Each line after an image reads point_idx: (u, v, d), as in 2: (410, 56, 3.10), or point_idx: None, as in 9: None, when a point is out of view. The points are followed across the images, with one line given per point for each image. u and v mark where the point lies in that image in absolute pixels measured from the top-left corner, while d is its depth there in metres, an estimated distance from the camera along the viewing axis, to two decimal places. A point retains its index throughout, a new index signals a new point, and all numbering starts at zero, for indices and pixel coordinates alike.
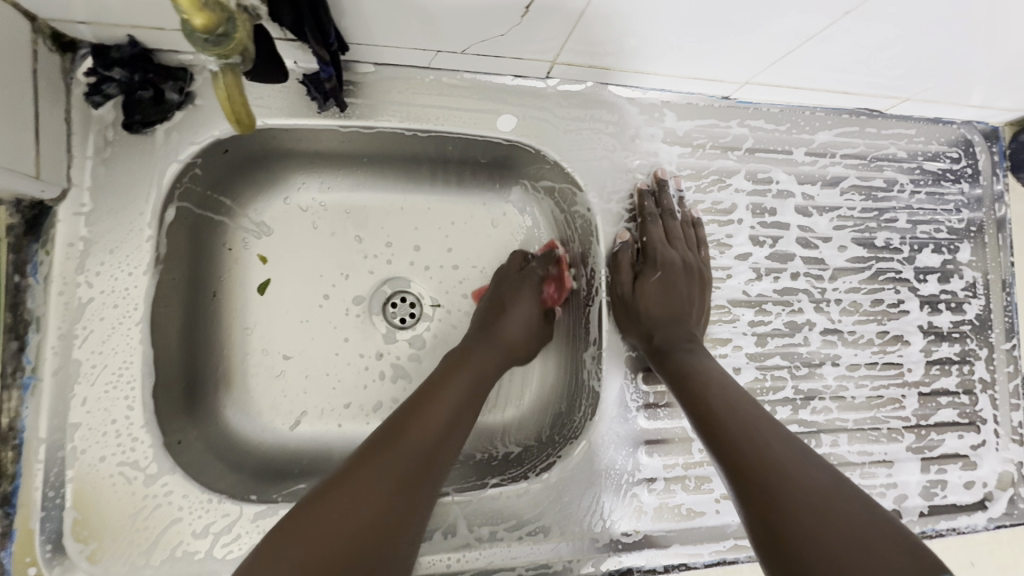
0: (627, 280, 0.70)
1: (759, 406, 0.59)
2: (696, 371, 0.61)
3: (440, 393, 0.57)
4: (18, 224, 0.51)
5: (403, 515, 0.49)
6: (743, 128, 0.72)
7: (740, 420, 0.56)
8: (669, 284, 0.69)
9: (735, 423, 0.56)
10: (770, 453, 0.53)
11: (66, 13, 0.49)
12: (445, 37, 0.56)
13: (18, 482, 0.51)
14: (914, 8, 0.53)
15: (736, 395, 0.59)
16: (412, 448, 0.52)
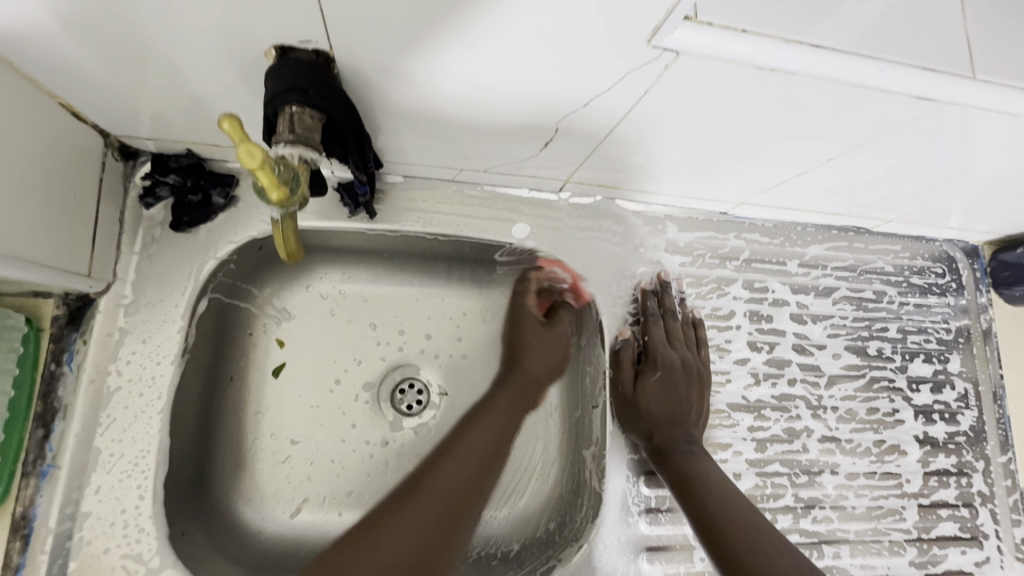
0: (629, 375, 0.73)
1: (747, 505, 0.62)
2: (695, 473, 0.64)
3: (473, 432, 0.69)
4: (62, 315, 0.55)
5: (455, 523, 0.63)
6: (740, 240, 0.78)
7: (729, 516, 0.60)
8: (670, 383, 0.71)
9: (724, 518, 0.60)
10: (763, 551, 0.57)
11: (136, 128, 0.55)
12: (467, 160, 0.63)
13: (19, 574, 0.50)
14: (891, 151, 0.59)
15: (725, 494, 0.62)
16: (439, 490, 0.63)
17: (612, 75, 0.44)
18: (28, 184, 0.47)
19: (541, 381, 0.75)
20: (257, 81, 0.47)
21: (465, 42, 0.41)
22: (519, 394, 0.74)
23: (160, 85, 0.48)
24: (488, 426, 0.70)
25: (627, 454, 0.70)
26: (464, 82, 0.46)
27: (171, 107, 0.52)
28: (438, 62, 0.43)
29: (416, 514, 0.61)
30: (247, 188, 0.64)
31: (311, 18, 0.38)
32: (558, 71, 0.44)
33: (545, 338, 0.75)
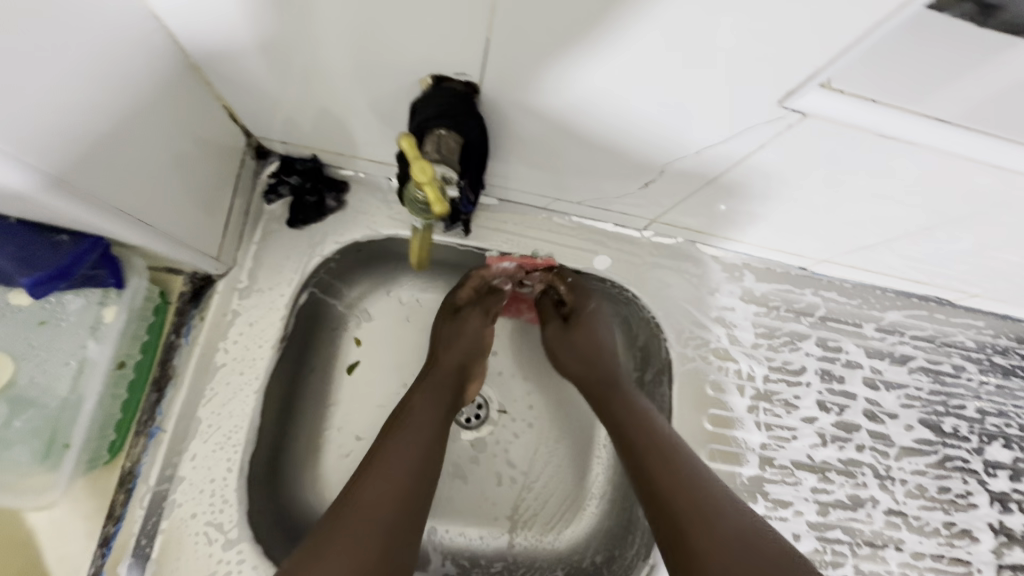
0: (557, 325, 0.72)
1: (681, 452, 0.59)
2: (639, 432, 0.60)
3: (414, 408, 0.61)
4: (187, 292, 0.61)
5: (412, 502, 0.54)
6: (816, 297, 0.78)
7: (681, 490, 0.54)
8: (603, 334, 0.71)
9: (694, 521, 0.52)
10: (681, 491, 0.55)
11: (275, 131, 0.62)
12: (563, 191, 0.66)
13: (119, 525, 0.55)
14: (991, 225, 0.59)
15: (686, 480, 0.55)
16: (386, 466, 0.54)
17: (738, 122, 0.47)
18: (189, 170, 0.53)
19: (460, 380, 0.67)
20: (401, 103, 0.52)
21: (598, 79, 0.45)
22: (446, 391, 0.65)
23: (312, 96, 0.53)
24: (416, 426, 0.59)
25: None
26: (584, 116, 0.50)
27: (310, 115, 0.58)
28: (570, 97, 0.47)
29: (371, 492, 0.52)
30: (356, 195, 0.69)
31: (478, 55, 0.43)
32: (679, 116, 0.48)
33: (452, 337, 0.69)
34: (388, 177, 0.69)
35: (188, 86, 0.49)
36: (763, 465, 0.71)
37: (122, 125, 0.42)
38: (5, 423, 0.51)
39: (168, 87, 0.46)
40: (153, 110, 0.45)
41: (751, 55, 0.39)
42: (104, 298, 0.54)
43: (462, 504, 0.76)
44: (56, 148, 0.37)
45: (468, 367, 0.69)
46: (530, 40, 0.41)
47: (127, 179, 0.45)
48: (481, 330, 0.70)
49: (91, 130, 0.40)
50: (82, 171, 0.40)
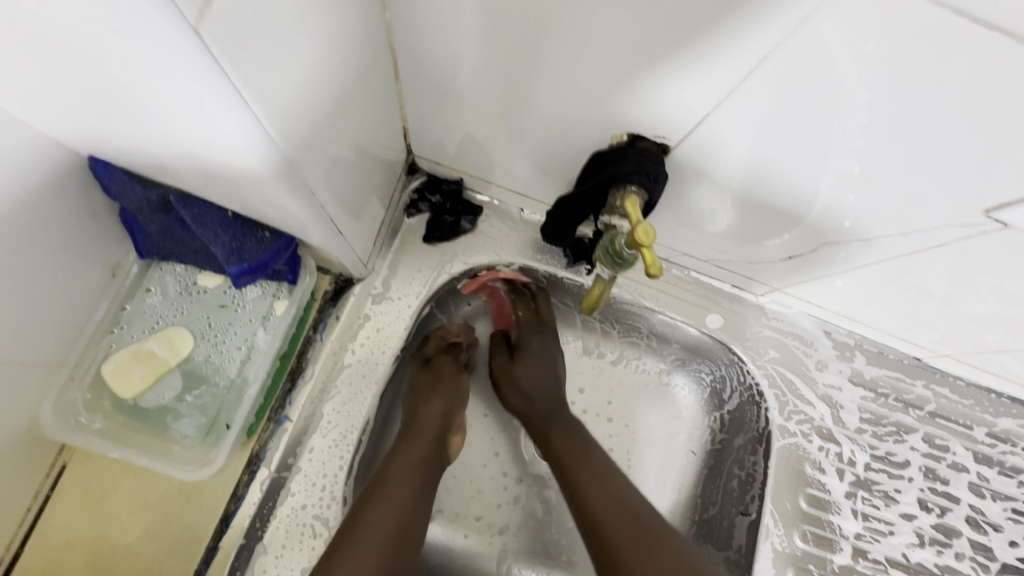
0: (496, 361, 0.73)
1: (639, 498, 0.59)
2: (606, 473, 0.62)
3: (409, 449, 0.61)
4: (329, 292, 0.64)
5: (411, 538, 0.55)
6: (928, 390, 0.75)
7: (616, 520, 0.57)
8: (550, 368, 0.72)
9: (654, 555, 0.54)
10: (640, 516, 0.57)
11: (430, 148, 0.65)
12: (696, 246, 0.67)
13: (239, 504, 0.57)
14: None
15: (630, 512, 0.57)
16: (389, 502, 0.56)
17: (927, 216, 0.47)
18: (359, 177, 0.55)
19: (444, 435, 0.65)
20: (576, 151, 0.54)
21: (768, 132, 0.44)
22: (428, 450, 0.62)
23: (487, 128, 0.57)
24: (394, 488, 0.57)
25: None
26: (755, 179, 0.51)
27: (471, 141, 0.60)
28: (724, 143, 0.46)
29: (371, 527, 0.53)
30: (488, 220, 0.72)
31: (688, 122, 0.45)
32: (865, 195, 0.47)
33: (433, 387, 0.67)
34: (520, 208, 0.71)
35: (382, 93, 0.51)
36: (855, 555, 0.69)
37: (337, 133, 0.44)
38: (178, 396, 0.54)
39: (371, 98, 0.49)
40: (356, 121, 0.47)
41: (985, 163, 0.39)
42: (278, 292, 0.57)
43: (536, 537, 0.76)
44: (306, 152, 0.39)
45: (449, 425, 0.66)
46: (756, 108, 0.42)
47: (330, 184, 0.47)
48: (458, 378, 0.69)
49: (322, 141, 0.42)
50: (312, 178, 0.43)
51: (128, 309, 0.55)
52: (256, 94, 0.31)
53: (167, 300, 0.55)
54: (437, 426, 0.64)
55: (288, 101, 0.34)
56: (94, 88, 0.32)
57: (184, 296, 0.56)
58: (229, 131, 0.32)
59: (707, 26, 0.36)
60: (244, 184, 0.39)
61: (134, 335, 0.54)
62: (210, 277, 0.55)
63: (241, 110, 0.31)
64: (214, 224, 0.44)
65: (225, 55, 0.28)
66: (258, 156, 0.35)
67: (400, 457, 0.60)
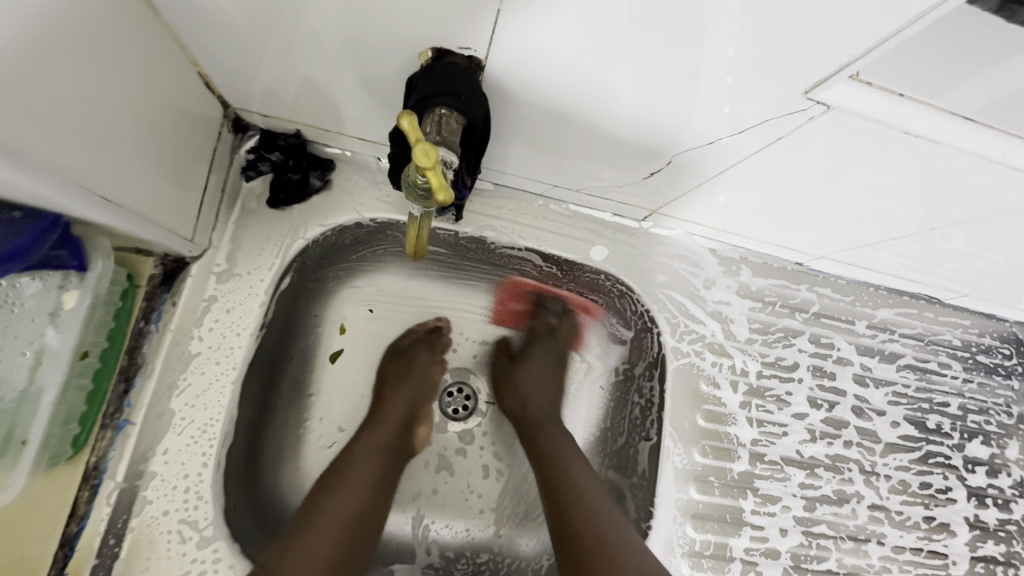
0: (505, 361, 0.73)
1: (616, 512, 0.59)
2: (556, 460, 0.63)
3: (376, 437, 0.60)
4: (157, 275, 0.56)
5: (363, 532, 0.55)
6: (811, 293, 0.77)
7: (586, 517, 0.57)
8: (548, 366, 0.72)
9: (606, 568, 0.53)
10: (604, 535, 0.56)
11: (249, 100, 0.57)
12: (565, 178, 0.64)
13: (83, 524, 0.51)
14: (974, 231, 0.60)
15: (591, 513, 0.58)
16: (341, 496, 0.54)
17: (760, 112, 0.45)
18: (148, 141, 0.47)
19: (412, 422, 0.64)
20: (397, 75, 0.48)
21: (569, 34, 0.39)
22: (392, 437, 0.61)
23: (290, 64, 0.49)
24: (350, 482, 0.56)
25: (677, 494, 0.68)
26: (586, 93, 0.46)
27: (287, 86, 0.53)
28: (533, 57, 0.42)
29: (322, 526, 0.52)
30: (342, 174, 0.65)
31: (486, 32, 0.40)
32: (701, 96, 0.44)
33: (402, 374, 0.66)
34: (376, 156, 0.65)
35: (148, 37, 0.43)
36: (753, 461, 0.71)
37: (59, 78, 0.36)
38: None
39: (123, 41, 0.41)
40: (100, 71, 0.39)
41: (797, 38, 0.37)
42: (65, 282, 0.47)
43: (451, 495, 0.72)
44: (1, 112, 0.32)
45: (417, 415, 0.65)
46: (544, 8, 0.37)
47: (66, 140, 0.38)
48: (430, 365, 0.67)
49: (18, 85, 0.33)
50: (14, 129, 0.33)
51: None
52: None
53: None
54: (405, 413, 0.63)
55: None
56: None
57: None
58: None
59: None
60: None
61: None
62: None
63: None
64: None
65: None
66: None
67: (359, 449, 0.59)
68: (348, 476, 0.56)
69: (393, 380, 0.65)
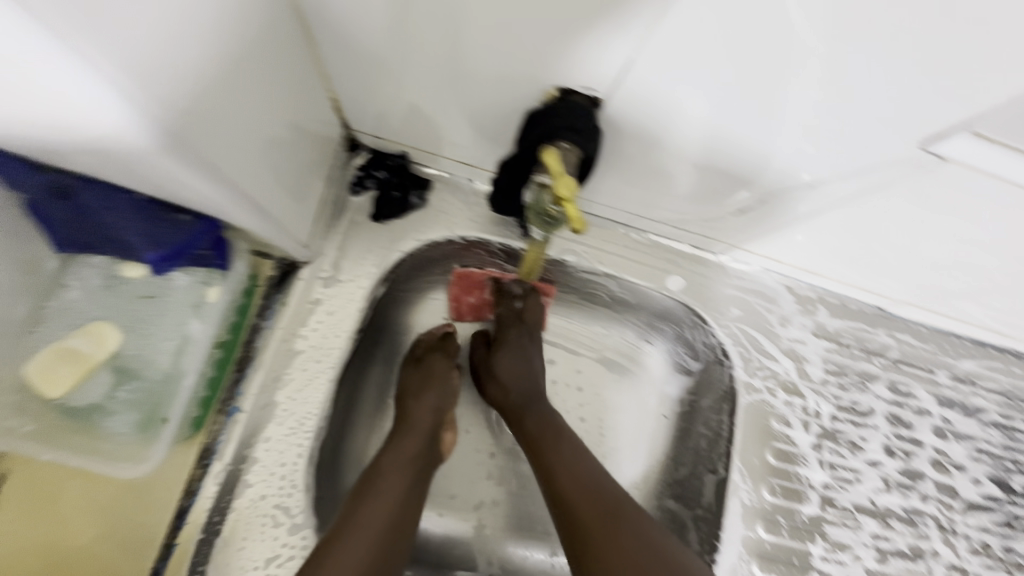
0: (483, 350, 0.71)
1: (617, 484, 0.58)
2: (549, 433, 0.63)
3: (408, 445, 0.60)
4: (274, 278, 0.63)
5: (399, 540, 0.54)
6: (890, 338, 0.75)
7: (592, 500, 0.56)
8: (525, 352, 0.68)
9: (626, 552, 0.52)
10: (613, 511, 0.55)
11: (367, 122, 0.62)
12: (650, 209, 0.67)
13: (193, 500, 0.55)
14: None
15: (595, 494, 0.56)
16: (376, 503, 0.53)
17: (867, 158, 0.46)
18: (287, 156, 0.52)
19: (438, 430, 0.63)
20: (510, 111, 0.52)
21: (693, 83, 0.42)
22: (421, 446, 0.60)
23: (413, 92, 0.54)
24: (385, 490, 0.55)
25: (744, 531, 0.67)
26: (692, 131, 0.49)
27: (406, 111, 0.58)
28: (655, 99, 0.45)
29: (359, 531, 0.51)
30: (438, 193, 0.70)
31: (614, 77, 0.43)
32: (811, 140, 0.46)
33: (422, 385, 0.65)
34: (471, 179, 0.69)
35: (298, 63, 0.49)
36: (823, 505, 0.70)
37: (240, 101, 0.41)
38: (107, 393, 0.50)
39: (282, 67, 0.46)
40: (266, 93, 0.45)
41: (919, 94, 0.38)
42: (209, 278, 0.53)
43: (512, 508, 0.75)
44: (201, 129, 0.37)
45: (442, 422, 0.64)
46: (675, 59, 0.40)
47: (242, 158, 0.43)
48: (449, 372, 0.66)
49: (213, 104, 0.37)
50: (211, 149, 0.38)
51: (49, 306, 0.51)
52: (92, 45, 0.27)
53: (87, 294, 0.51)
54: (431, 421, 0.63)
55: (166, 79, 0.32)
56: None
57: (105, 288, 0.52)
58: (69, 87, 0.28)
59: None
60: (132, 163, 0.36)
61: (58, 331, 0.50)
62: (132, 267, 0.51)
63: (87, 73, 0.28)
64: (124, 209, 0.42)
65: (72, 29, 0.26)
66: (111, 106, 0.30)
67: (390, 456, 0.58)
68: (381, 484, 0.55)
69: (418, 387, 0.64)
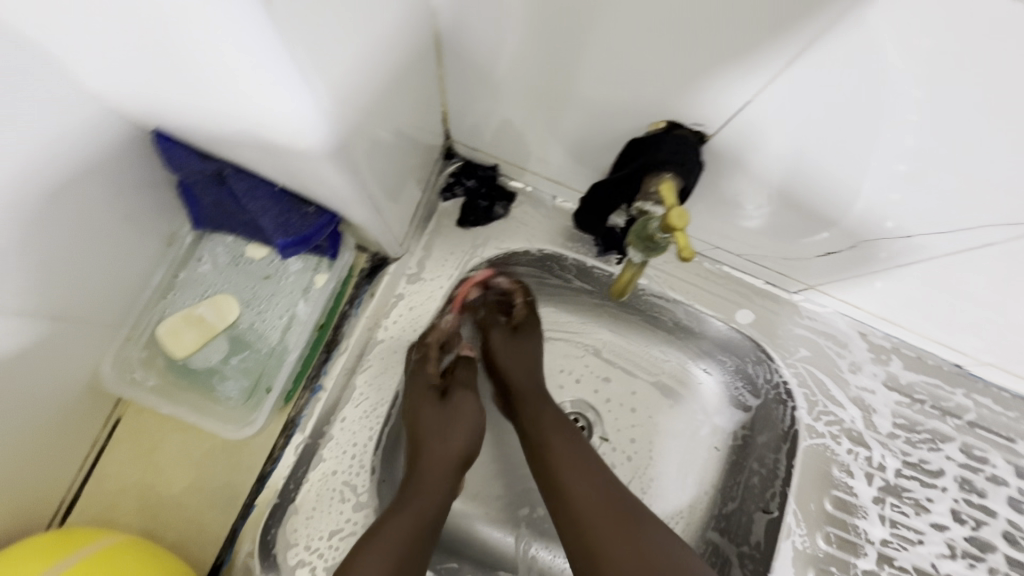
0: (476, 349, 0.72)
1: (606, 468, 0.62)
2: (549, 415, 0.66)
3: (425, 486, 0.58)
4: (366, 271, 0.67)
5: None
6: (968, 400, 0.72)
7: (612, 505, 0.58)
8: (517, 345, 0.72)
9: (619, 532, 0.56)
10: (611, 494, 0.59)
11: (466, 134, 0.66)
12: (729, 241, 0.67)
13: (275, 466, 0.60)
14: None
15: (613, 498, 0.58)
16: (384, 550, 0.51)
17: (975, 215, 0.45)
18: (399, 160, 0.56)
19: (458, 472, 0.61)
20: (610, 136, 0.54)
21: (806, 125, 0.43)
22: (441, 496, 0.58)
23: (516, 110, 0.57)
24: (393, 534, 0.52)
25: None
26: (798, 171, 0.50)
27: (505, 126, 0.61)
28: (761, 136, 0.46)
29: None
30: (521, 205, 0.73)
31: (729, 112, 0.45)
32: (916, 190, 0.45)
33: (445, 426, 0.62)
34: (553, 195, 0.71)
35: (425, 78, 0.53)
36: (880, 561, 0.67)
37: (382, 111, 0.45)
38: (224, 359, 0.57)
39: (413, 83, 0.50)
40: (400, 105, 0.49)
41: None
42: (318, 266, 0.59)
43: None
44: (355, 132, 0.41)
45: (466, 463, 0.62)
46: (795, 102, 0.41)
47: (371, 159, 0.47)
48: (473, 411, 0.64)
49: (364, 112, 0.42)
50: (355, 150, 0.43)
51: (180, 277, 0.58)
52: (312, 65, 0.32)
53: (216, 269, 0.58)
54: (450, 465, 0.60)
55: (345, 88, 0.37)
56: (180, 67, 0.33)
57: (232, 265, 0.58)
58: (281, 95, 0.33)
59: (765, 30, 0.36)
60: (297, 155, 0.41)
61: (186, 300, 0.58)
62: (256, 248, 0.58)
63: (303, 84, 0.32)
64: (264, 197, 0.47)
65: (303, 47, 0.30)
66: (311, 112, 0.35)
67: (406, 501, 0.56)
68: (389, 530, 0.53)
69: (438, 427, 0.62)
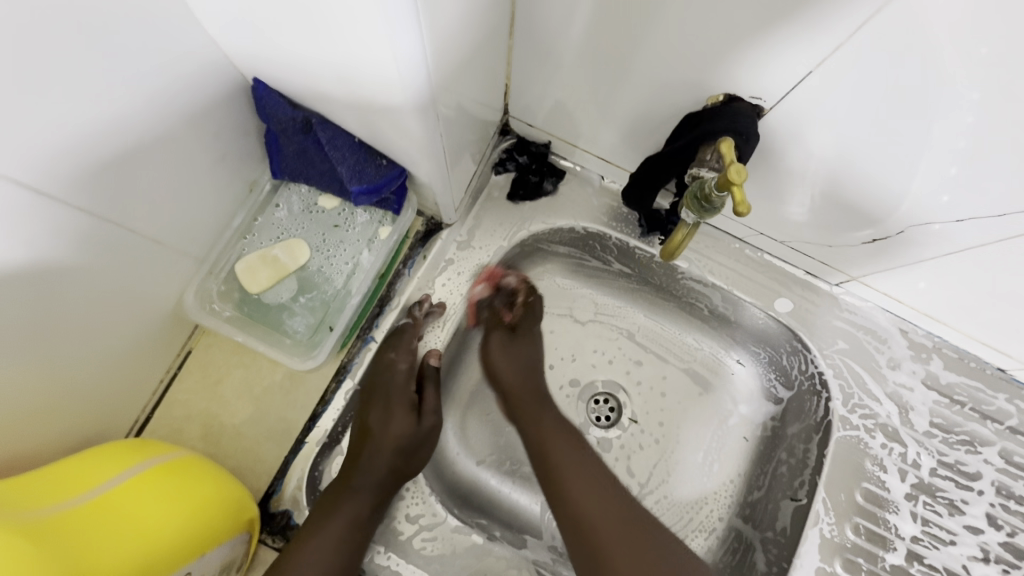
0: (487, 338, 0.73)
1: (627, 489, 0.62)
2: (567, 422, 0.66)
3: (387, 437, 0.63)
4: (421, 233, 0.71)
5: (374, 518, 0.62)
6: (1011, 405, 0.70)
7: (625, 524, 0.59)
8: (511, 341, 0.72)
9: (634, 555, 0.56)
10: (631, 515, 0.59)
11: (523, 111, 0.69)
12: (774, 227, 0.68)
13: (326, 407, 0.65)
14: None
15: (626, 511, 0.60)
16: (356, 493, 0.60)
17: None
18: (463, 129, 0.60)
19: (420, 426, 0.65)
20: (666, 113, 0.56)
21: (865, 100, 0.44)
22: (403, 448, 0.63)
23: (574, 87, 0.60)
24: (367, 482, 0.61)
25: (819, 563, 0.67)
26: (854, 153, 0.50)
27: (563, 104, 0.64)
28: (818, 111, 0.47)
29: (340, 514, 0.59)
30: (570, 183, 0.76)
31: (787, 86, 0.46)
32: (971, 178, 0.46)
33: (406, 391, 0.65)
34: (601, 175, 0.74)
35: (495, 51, 0.56)
36: (909, 557, 0.67)
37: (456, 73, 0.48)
38: (292, 298, 0.63)
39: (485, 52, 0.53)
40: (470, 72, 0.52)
41: None
42: (383, 220, 0.64)
43: None
44: (437, 87, 0.44)
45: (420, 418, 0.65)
46: (857, 76, 0.42)
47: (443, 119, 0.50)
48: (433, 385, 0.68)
49: (443, 70, 0.45)
50: (432, 106, 0.46)
51: (259, 221, 0.63)
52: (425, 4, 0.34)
53: (291, 216, 0.63)
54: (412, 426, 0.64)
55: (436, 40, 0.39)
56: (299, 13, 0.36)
57: (306, 215, 0.64)
58: (396, 44, 0.36)
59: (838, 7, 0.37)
60: (385, 105, 0.44)
61: (262, 242, 0.63)
62: (329, 199, 0.63)
63: (414, 26, 0.35)
64: (344, 148, 0.53)
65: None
66: (411, 57, 0.38)
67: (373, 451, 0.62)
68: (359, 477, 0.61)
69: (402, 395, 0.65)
